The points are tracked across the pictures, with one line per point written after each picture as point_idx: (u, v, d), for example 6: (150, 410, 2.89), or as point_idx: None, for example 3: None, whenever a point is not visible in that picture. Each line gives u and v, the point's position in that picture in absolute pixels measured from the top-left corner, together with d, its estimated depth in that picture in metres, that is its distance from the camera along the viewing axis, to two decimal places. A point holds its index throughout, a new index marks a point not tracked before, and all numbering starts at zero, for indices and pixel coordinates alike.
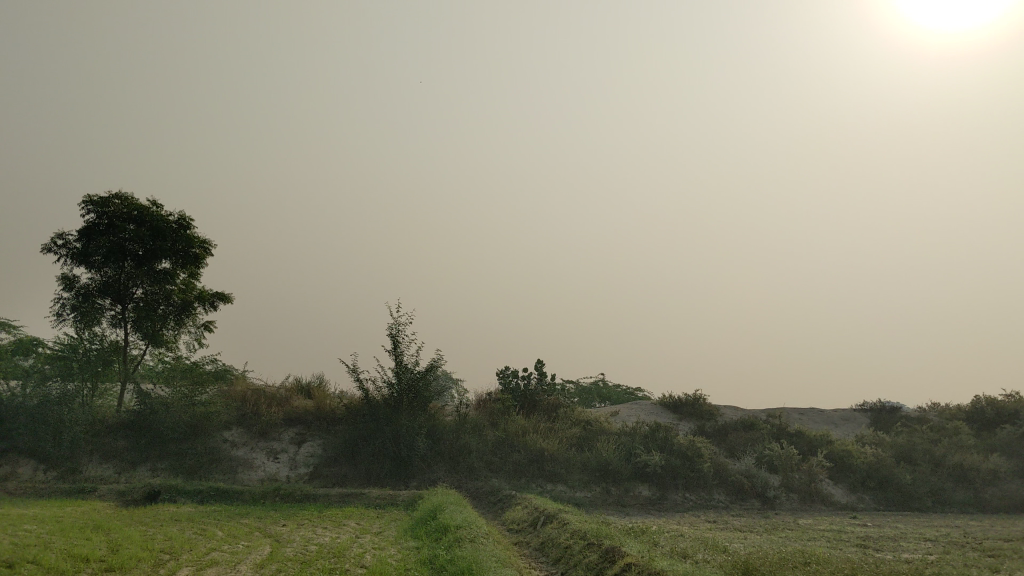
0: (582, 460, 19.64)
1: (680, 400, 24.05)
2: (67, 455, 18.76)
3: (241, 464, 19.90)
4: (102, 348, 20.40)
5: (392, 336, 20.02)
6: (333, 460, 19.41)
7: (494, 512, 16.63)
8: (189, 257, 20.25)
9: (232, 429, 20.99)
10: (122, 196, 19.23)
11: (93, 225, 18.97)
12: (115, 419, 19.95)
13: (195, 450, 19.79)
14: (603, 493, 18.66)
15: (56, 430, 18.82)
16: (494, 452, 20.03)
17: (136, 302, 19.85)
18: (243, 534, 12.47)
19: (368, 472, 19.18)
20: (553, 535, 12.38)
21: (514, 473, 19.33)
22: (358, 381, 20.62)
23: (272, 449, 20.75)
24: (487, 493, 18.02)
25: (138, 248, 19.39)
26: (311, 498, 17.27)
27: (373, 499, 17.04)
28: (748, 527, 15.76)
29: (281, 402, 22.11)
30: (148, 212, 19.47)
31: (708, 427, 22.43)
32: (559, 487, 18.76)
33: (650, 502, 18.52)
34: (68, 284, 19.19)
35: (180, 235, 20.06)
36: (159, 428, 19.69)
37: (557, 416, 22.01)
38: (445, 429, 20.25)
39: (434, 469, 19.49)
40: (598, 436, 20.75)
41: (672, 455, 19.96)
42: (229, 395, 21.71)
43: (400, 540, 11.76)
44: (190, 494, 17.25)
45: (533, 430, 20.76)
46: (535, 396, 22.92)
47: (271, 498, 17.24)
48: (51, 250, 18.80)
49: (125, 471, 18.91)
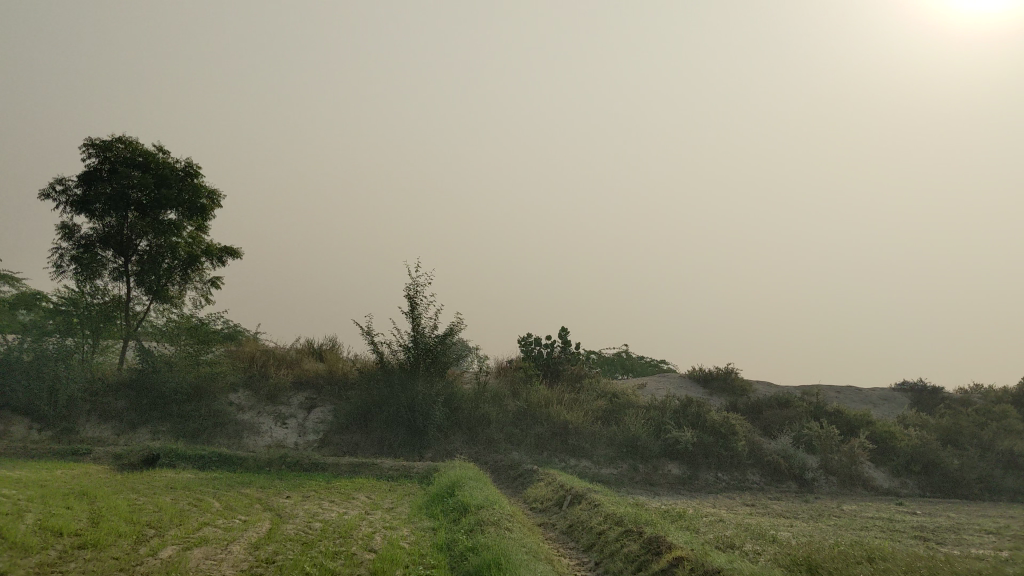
0: (609, 435, 18.44)
1: (711, 373, 22.78)
2: (63, 416, 17.89)
3: (247, 429, 18.80)
4: (104, 303, 19.43)
5: (409, 297, 18.79)
6: (344, 428, 18.30)
7: (515, 488, 15.50)
8: (196, 207, 19.01)
9: (239, 392, 19.87)
10: (125, 140, 18.00)
11: (94, 171, 17.75)
12: (116, 378, 18.96)
13: (198, 413, 18.69)
14: (631, 471, 17.48)
15: (52, 389, 17.78)
16: (515, 423, 18.85)
17: (140, 254, 18.69)
18: (242, 507, 11.35)
19: (380, 441, 18.06)
20: (585, 516, 11.21)
21: (536, 446, 18.16)
22: (372, 343, 19.44)
23: (279, 413, 19.60)
24: (506, 468, 16.88)
25: (142, 196, 18.19)
26: (320, 467, 16.17)
27: (385, 471, 15.93)
28: (791, 512, 14.54)
29: (290, 364, 20.96)
30: (153, 158, 18.24)
31: (740, 403, 21.18)
32: (583, 462, 17.60)
33: (681, 482, 17.32)
34: (68, 233, 18.05)
35: (187, 184, 18.82)
36: (160, 390, 18.62)
37: (581, 386, 20.79)
38: (463, 398, 19.06)
39: (451, 439, 18.36)
40: (626, 409, 19.52)
41: (705, 432, 18.71)
42: (237, 355, 20.61)
43: (413, 519, 10.57)
44: (191, 459, 16.19)
45: (557, 401, 19.54)
46: (558, 364, 21.71)
47: (277, 465, 16.14)
48: (49, 197, 17.61)
49: (124, 433, 17.95)
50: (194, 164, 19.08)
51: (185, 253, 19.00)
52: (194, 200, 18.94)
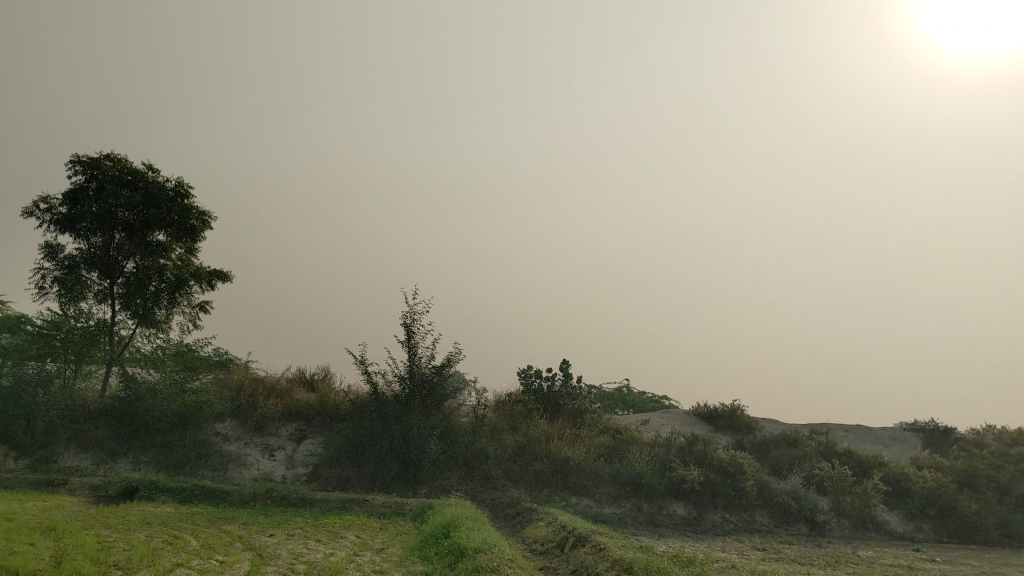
0: (612, 473, 17.64)
1: (716, 410, 21.98)
2: (41, 444, 17.05)
3: (233, 461, 17.96)
4: (87, 326, 18.63)
5: (406, 326, 18.05)
6: (335, 461, 17.49)
7: (513, 528, 14.71)
8: (186, 229, 18.30)
9: (226, 421, 19.06)
10: (114, 157, 17.36)
11: (80, 188, 17.07)
12: (98, 405, 18.22)
13: (182, 443, 17.86)
14: (634, 510, 16.66)
15: (29, 415, 17.04)
16: (514, 459, 18.04)
17: (126, 276, 17.95)
18: (222, 546, 10.56)
19: (373, 476, 17.24)
20: (590, 561, 10.42)
21: (535, 483, 17.35)
22: (366, 373, 18.66)
23: (267, 444, 18.77)
24: (504, 506, 16.07)
25: (130, 216, 17.50)
26: (307, 502, 15.34)
27: (376, 507, 15.11)
28: (807, 558, 13.74)
29: (280, 393, 20.16)
30: (142, 176, 17.59)
31: (747, 442, 20.39)
32: (584, 501, 16.80)
33: (687, 523, 16.50)
34: (52, 252, 17.33)
35: (177, 205, 18.11)
36: (143, 418, 17.76)
37: (582, 421, 19.99)
38: (460, 432, 18.26)
39: (447, 475, 17.54)
40: (629, 446, 18.71)
41: (712, 471, 17.90)
42: (225, 383, 19.84)
43: (405, 563, 9.80)
44: (172, 491, 15.37)
45: (557, 436, 18.74)
46: (558, 399, 20.93)
47: (263, 500, 15.32)
48: (32, 214, 16.92)
49: (104, 463, 17.13)
50: (185, 183, 18.39)
51: (173, 275, 18.27)
52: (184, 221, 18.22)
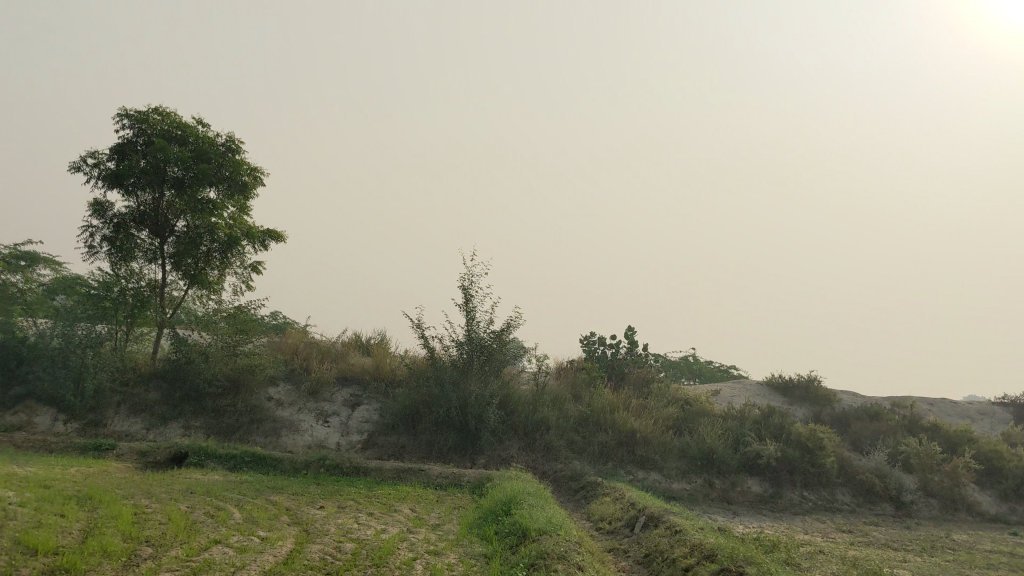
0: (681, 446, 16.63)
1: (791, 380, 20.73)
2: (91, 407, 16.86)
3: (286, 427, 17.18)
4: (138, 288, 17.93)
5: (463, 289, 17.17)
6: (391, 429, 16.85)
7: (577, 503, 13.91)
8: (238, 186, 17.27)
9: (279, 386, 18.33)
10: (163, 111, 16.65)
11: (128, 143, 16.43)
12: (149, 368, 17.82)
13: (233, 408, 17.21)
14: (705, 487, 15.70)
15: (78, 378, 16.86)
16: (577, 430, 17.11)
17: (177, 235, 17.32)
18: (266, 520, 9.82)
19: (429, 445, 16.56)
20: (666, 545, 9.44)
21: (599, 456, 16.46)
22: (422, 338, 17.84)
23: (321, 411, 17.87)
24: (567, 480, 15.28)
25: (180, 172, 16.73)
26: (360, 472, 14.60)
27: (432, 478, 14.31)
28: (898, 542, 12.61)
29: (334, 358, 19.39)
30: (192, 131, 16.83)
31: (825, 415, 19.18)
32: (651, 476, 15.91)
33: (763, 501, 15.47)
34: (101, 210, 16.77)
35: (228, 160, 17.12)
36: (194, 381, 17.24)
37: (650, 390, 18.94)
38: (519, 401, 17.38)
39: (506, 445, 16.69)
40: (700, 417, 17.62)
41: (789, 445, 16.67)
42: (279, 347, 19.24)
43: (462, 543, 8.95)
44: (222, 459, 14.76)
45: (623, 406, 17.74)
46: (623, 366, 19.89)
47: (315, 468, 14.62)
48: (79, 170, 16.36)
49: (154, 428, 16.73)
50: (236, 138, 17.40)
51: (225, 234, 17.39)
52: (235, 178, 17.20)
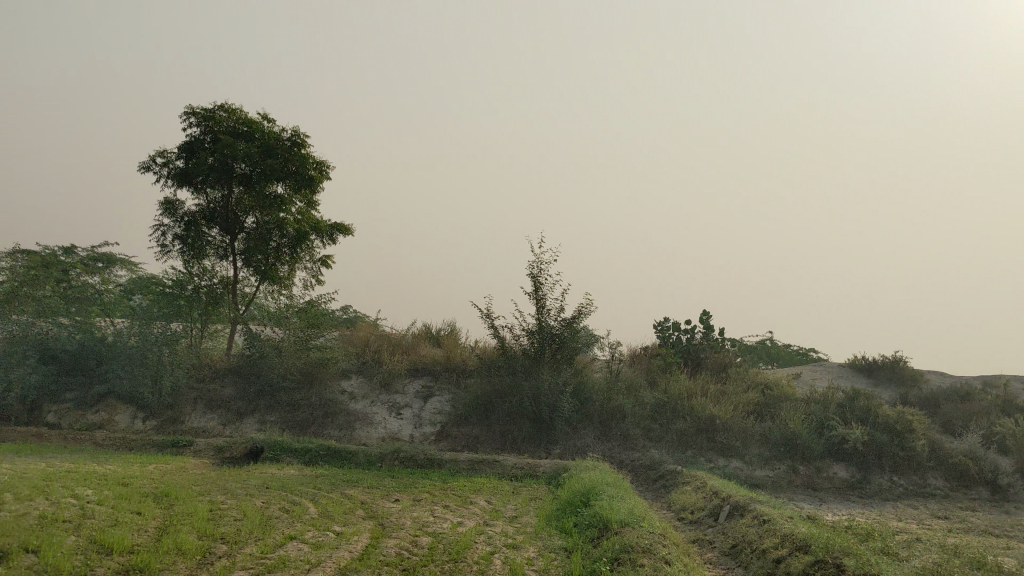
0: (763, 432, 16.12)
1: (875, 361, 19.98)
2: (169, 404, 17.03)
3: (360, 420, 17.04)
4: (212, 285, 18.14)
5: (532, 276, 16.88)
6: (464, 420, 16.70)
7: (657, 493, 13.59)
8: (305, 180, 17.16)
9: (352, 379, 18.27)
10: (229, 108, 16.68)
11: (196, 141, 16.52)
12: (224, 364, 17.99)
13: (308, 402, 17.15)
14: (790, 473, 15.20)
15: (156, 376, 16.94)
16: (654, 417, 16.71)
17: (247, 231, 17.35)
18: (341, 514, 9.67)
19: (503, 435, 16.32)
20: (755, 536, 9.03)
21: (678, 444, 16.07)
22: (492, 327, 17.60)
23: (394, 403, 17.71)
24: (646, 469, 14.94)
25: (247, 168, 16.74)
26: (436, 464, 14.40)
27: (508, 469, 14.08)
28: (999, 528, 11.95)
29: (405, 350, 19.23)
30: (258, 127, 16.83)
31: (913, 396, 18.43)
32: (733, 463, 15.48)
33: (851, 487, 14.90)
34: (172, 209, 16.90)
35: (294, 154, 17.02)
36: (268, 376, 17.32)
37: (728, 376, 18.41)
38: (594, 389, 17.03)
39: (582, 434, 16.37)
40: (781, 402, 17.05)
41: (876, 428, 16.01)
42: (351, 341, 19.23)
43: (541, 536, 8.68)
44: (298, 453, 14.72)
45: (701, 392, 17.26)
46: (699, 351, 19.39)
47: (390, 461, 14.46)
48: (150, 169, 16.51)
49: (230, 424, 16.78)
50: (303, 132, 17.29)
51: (293, 229, 17.34)
52: (303, 172, 17.09)
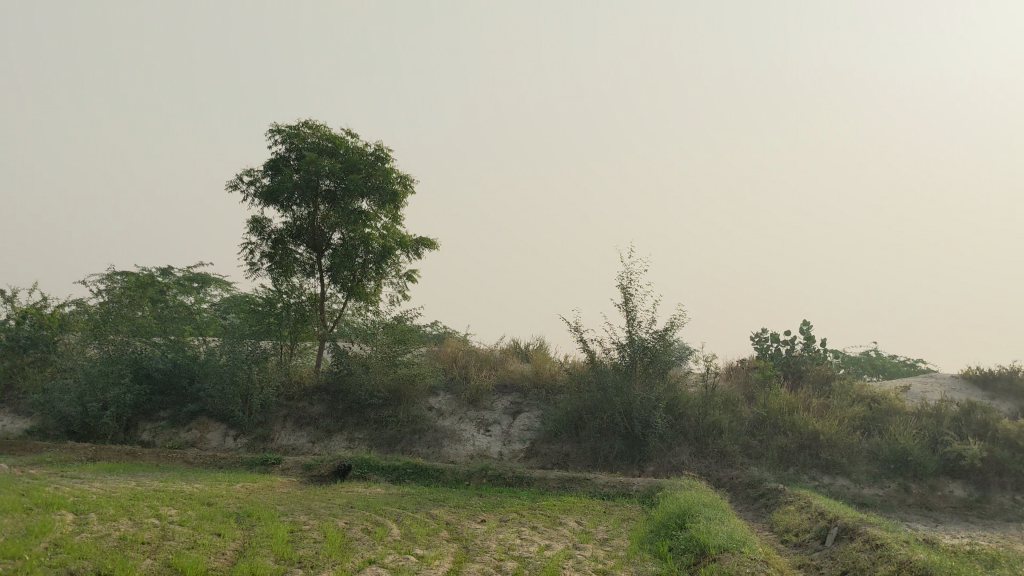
0: (871, 448, 15.25)
1: (992, 372, 18.76)
2: (259, 422, 17.04)
3: (449, 437, 16.73)
4: (300, 302, 17.98)
5: (622, 287, 16.34)
6: (554, 436, 16.32)
7: (758, 513, 12.92)
8: (389, 195, 16.96)
9: (439, 396, 18.02)
10: (312, 125, 16.65)
11: (281, 158, 16.51)
12: (313, 381, 17.89)
13: (395, 419, 16.91)
14: (901, 492, 14.33)
15: (246, 394, 16.95)
16: (752, 433, 15.97)
17: (333, 248, 17.26)
18: (425, 536, 9.33)
19: (595, 452, 15.83)
20: (867, 562, 8.33)
21: (779, 461, 15.30)
22: (582, 341, 17.10)
23: (483, 419, 17.36)
24: (745, 487, 14.25)
25: (332, 184, 16.66)
26: (524, 482, 13.96)
27: (600, 488, 13.55)
28: None
29: (494, 365, 18.87)
30: (342, 143, 16.73)
31: None
32: (839, 482, 14.66)
33: (969, 507, 13.93)
34: (259, 227, 16.94)
35: (378, 169, 16.85)
36: (356, 393, 17.17)
37: (831, 389, 17.51)
38: (689, 404, 16.39)
39: (677, 451, 15.71)
40: (890, 416, 16.10)
41: (995, 444, 14.88)
42: (439, 357, 18.99)
43: (633, 562, 8.18)
44: (385, 471, 14.47)
45: (803, 406, 16.42)
46: (800, 363, 18.51)
47: (477, 479, 14.10)
48: (236, 187, 16.57)
49: (318, 441, 16.74)
50: (386, 147, 17.10)
51: (378, 244, 17.17)
52: (387, 187, 16.89)
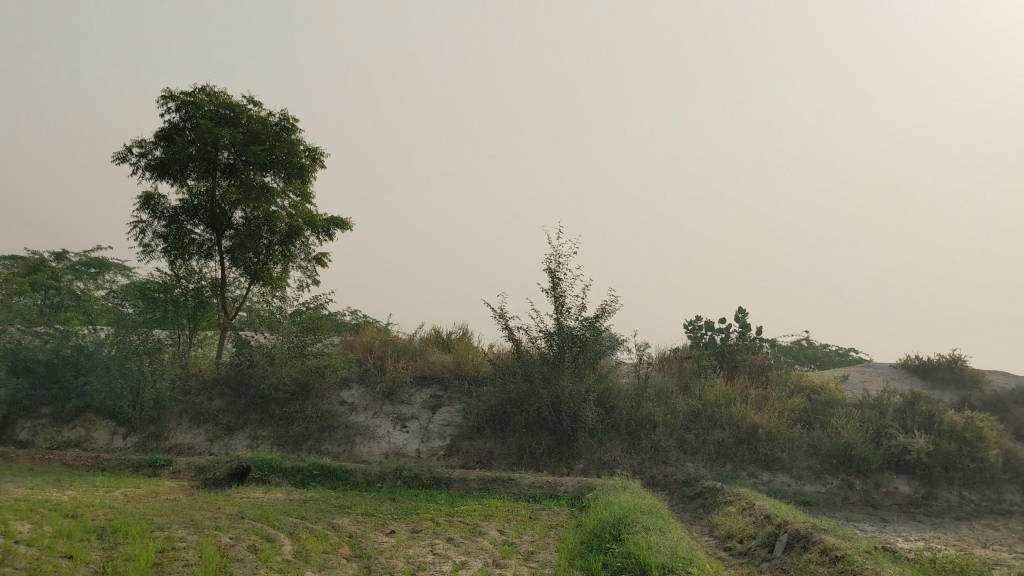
0: (812, 442, 14.42)
1: (930, 362, 18.11)
2: (151, 419, 15.53)
3: (361, 434, 15.39)
4: (199, 288, 16.39)
5: (550, 271, 15.16)
6: (476, 432, 15.11)
7: (695, 514, 11.92)
8: (295, 169, 15.50)
9: (353, 389, 16.64)
10: (210, 91, 15.10)
11: (175, 128, 14.95)
12: (213, 373, 16.37)
13: (303, 414, 15.51)
14: (844, 489, 13.52)
15: (136, 389, 15.44)
16: (687, 426, 14.98)
17: (235, 228, 15.77)
18: (321, 554, 8.00)
19: (520, 449, 14.69)
20: None
21: (716, 456, 14.33)
22: (507, 329, 15.89)
23: (399, 414, 16.05)
24: (680, 486, 13.25)
25: (232, 157, 15.15)
26: (442, 484, 12.72)
27: (525, 489, 12.38)
28: None
29: (413, 355, 17.54)
30: (243, 111, 15.21)
31: (975, 399, 16.58)
32: (779, 479, 13.77)
33: (915, 504, 13.24)
34: (151, 204, 15.33)
35: (284, 141, 15.38)
36: (259, 386, 15.74)
37: (768, 379, 16.61)
38: (620, 395, 15.32)
39: (607, 447, 14.65)
40: (831, 407, 15.27)
41: (942, 437, 14.21)
42: (353, 347, 17.57)
43: None
44: (287, 472, 13.08)
45: (741, 398, 15.46)
46: (735, 352, 17.60)
47: (391, 481, 12.81)
48: (124, 159, 14.95)
49: (218, 440, 15.28)
50: (292, 117, 15.64)
51: (285, 224, 15.70)
52: (292, 160, 15.43)
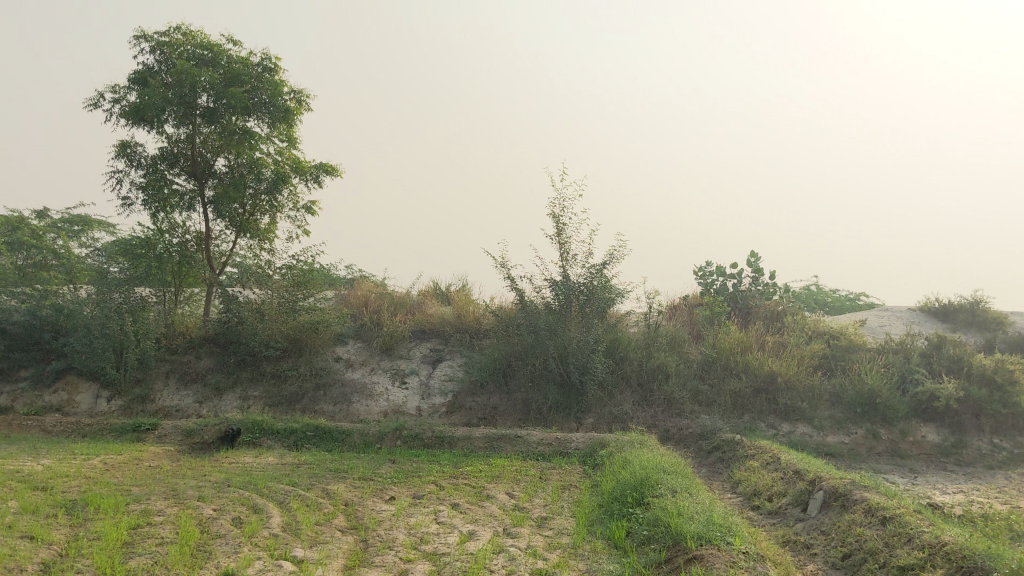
0: (834, 391, 13.68)
1: (951, 304, 17.30)
2: (137, 380, 14.74)
3: (358, 392, 14.63)
4: (184, 242, 15.50)
5: (553, 215, 14.29)
6: (479, 388, 14.36)
7: (715, 470, 11.19)
8: (280, 112, 14.58)
9: (348, 345, 15.85)
10: (185, 30, 14.11)
11: (150, 71, 13.96)
12: (201, 332, 15.61)
13: (296, 372, 14.81)
14: (869, 439, 12.79)
15: (120, 349, 14.58)
16: (702, 377, 14.22)
17: (218, 176, 14.83)
18: (312, 526, 7.20)
19: (527, 405, 13.96)
20: (878, 544, 6.56)
21: (733, 408, 13.57)
22: (509, 278, 15.03)
23: (398, 371, 15.27)
24: (696, 440, 12.52)
25: (211, 100, 14.18)
26: (445, 443, 11.97)
27: (533, 446, 11.63)
28: None
29: (411, 309, 16.71)
30: (221, 52, 14.21)
31: (1001, 342, 15.82)
32: (800, 430, 13.03)
33: (945, 454, 12.53)
34: (128, 152, 14.38)
35: (266, 82, 14.42)
36: (249, 344, 14.91)
37: (784, 325, 15.81)
38: (630, 345, 14.54)
39: (619, 401, 13.92)
40: (852, 354, 14.50)
41: (971, 382, 13.46)
42: (348, 302, 16.74)
43: (584, 554, 6.22)
44: (281, 435, 12.32)
45: (757, 346, 14.66)
46: (748, 299, 16.78)
47: (390, 441, 12.06)
48: (97, 105, 13.98)
49: (207, 401, 14.55)
50: (273, 56, 14.68)
51: (271, 171, 14.80)
52: (276, 102, 14.50)
